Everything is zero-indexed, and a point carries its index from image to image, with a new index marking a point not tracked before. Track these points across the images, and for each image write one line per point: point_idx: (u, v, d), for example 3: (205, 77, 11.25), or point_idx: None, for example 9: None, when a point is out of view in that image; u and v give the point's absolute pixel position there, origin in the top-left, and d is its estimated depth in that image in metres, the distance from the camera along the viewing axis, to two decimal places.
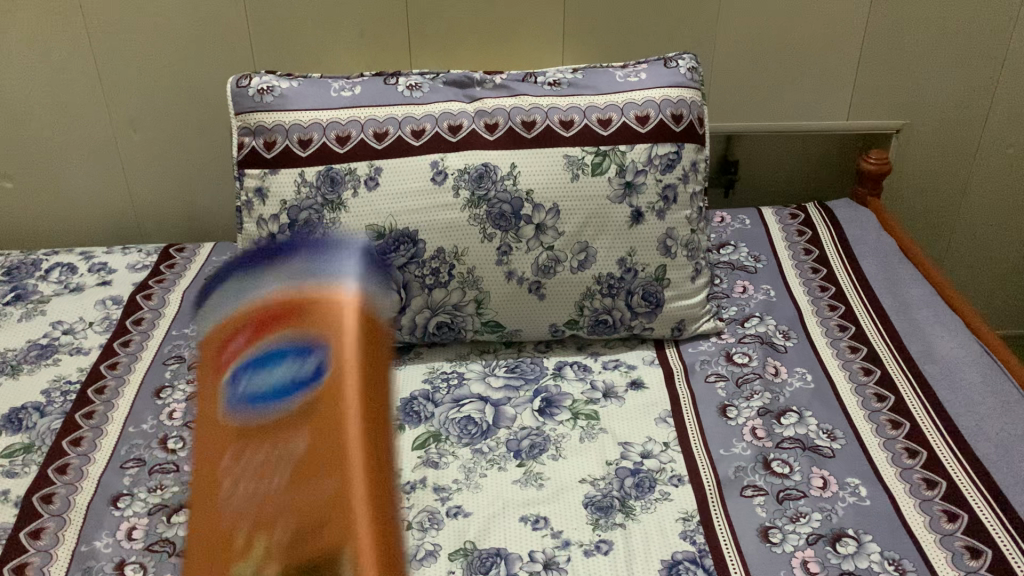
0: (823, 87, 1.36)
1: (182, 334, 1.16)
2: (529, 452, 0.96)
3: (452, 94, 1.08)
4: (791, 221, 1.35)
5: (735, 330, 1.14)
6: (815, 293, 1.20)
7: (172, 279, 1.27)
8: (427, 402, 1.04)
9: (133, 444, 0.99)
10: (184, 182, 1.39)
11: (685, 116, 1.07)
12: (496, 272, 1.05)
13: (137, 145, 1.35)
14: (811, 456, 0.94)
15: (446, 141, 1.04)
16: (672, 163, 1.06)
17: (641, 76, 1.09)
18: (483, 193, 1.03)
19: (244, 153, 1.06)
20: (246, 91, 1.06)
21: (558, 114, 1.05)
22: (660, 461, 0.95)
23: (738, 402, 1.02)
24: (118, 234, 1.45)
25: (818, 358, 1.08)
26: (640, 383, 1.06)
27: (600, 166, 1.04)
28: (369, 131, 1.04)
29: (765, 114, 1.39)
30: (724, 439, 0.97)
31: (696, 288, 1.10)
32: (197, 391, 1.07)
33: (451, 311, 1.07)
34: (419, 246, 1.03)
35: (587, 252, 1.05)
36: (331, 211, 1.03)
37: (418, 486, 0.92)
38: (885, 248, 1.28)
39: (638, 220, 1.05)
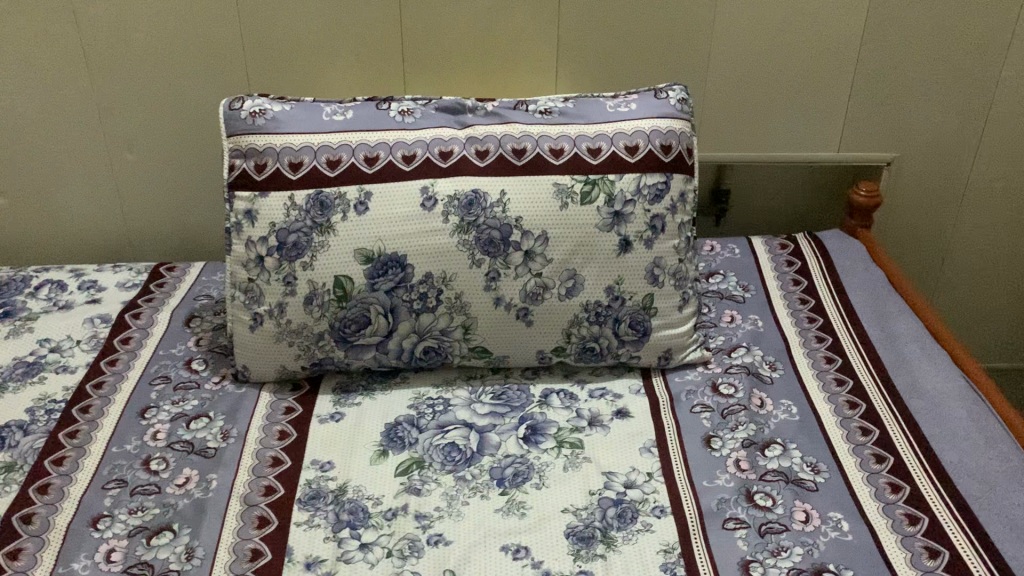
0: (815, 119, 1.37)
1: (169, 354, 1.16)
2: (512, 480, 0.96)
3: (443, 120, 1.08)
4: (780, 251, 1.35)
5: (722, 359, 1.14)
6: (803, 324, 1.20)
7: (162, 298, 1.27)
8: (411, 427, 1.04)
9: (115, 465, 0.99)
10: (177, 201, 1.40)
11: (674, 146, 1.07)
12: (483, 299, 1.05)
13: (132, 163, 1.35)
14: (794, 489, 0.94)
15: (436, 167, 1.05)
16: (661, 193, 1.06)
17: (631, 106, 1.09)
18: (472, 220, 1.04)
19: (235, 175, 1.06)
20: (239, 114, 1.06)
21: (548, 142, 1.06)
22: (643, 492, 0.94)
23: (723, 432, 1.02)
24: (110, 252, 1.45)
25: (803, 390, 1.08)
26: (625, 412, 1.05)
27: (588, 195, 1.04)
28: (360, 155, 1.05)
29: (757, 143, 1.39)
30: (708, 470, 0.97)
31: (683, 317, 1.10)
32: (182, 413, 1.07)
33: (438, 336, 1.07)
34: (407, 271, 1.04)
35: (575, 280, 1.05)
36: (321, 234, 1.04)
37: (400, 514, 0.92)
38: (873, 280, 1.28)
39: (625, 249, 1.06)
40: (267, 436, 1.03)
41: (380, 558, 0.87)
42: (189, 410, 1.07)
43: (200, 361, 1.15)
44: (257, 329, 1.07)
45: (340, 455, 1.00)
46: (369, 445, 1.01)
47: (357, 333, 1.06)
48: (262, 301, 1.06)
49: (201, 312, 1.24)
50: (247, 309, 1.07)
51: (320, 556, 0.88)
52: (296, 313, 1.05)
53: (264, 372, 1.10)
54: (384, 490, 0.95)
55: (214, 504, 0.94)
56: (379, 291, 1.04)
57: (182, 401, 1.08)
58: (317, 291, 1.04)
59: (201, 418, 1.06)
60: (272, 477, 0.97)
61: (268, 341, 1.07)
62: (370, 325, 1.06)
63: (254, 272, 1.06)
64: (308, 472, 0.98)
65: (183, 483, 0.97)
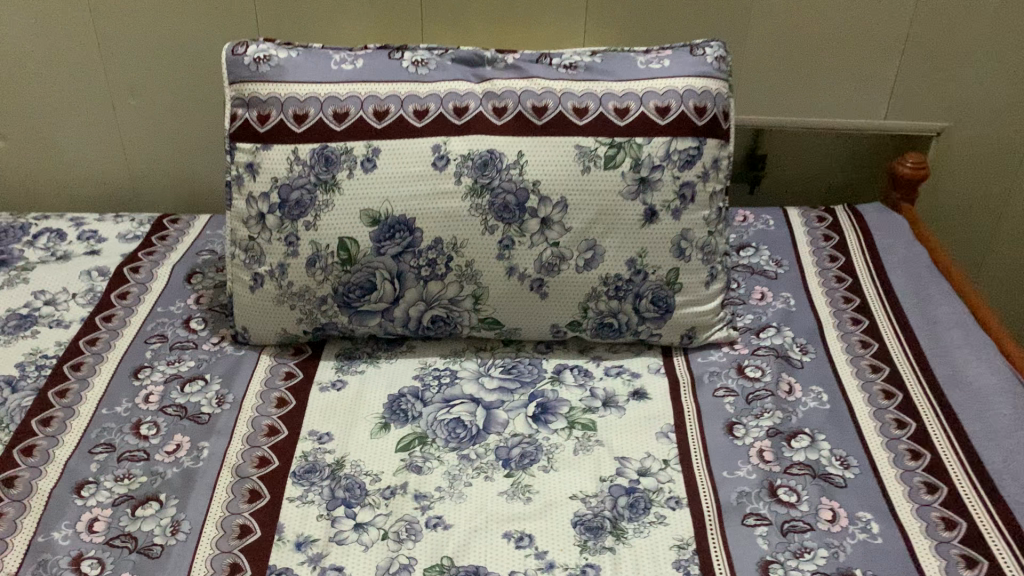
0: (862, 83, 1.28)
1: (167, 312, 1.11)
2: (518, 462, 0.90)
3: (459, 73, 1.01)
4: (817, 224, 1.27)
5: (749, 340, 1.06)
6: (838, 304, 1.12)
7: (163, 252, 1.22)
8: (415, 400, 0.98)
9: (104, 428, 0.94)
10: (183, 150, 1.33)
11: (709, 108, 0.99)
12: (496, 267, 0.99)
13: (136, 109, 1.29)
14: (821, 485, 0.88)
15: (450, 124, 0.98)
16: (692, 160, 0.98)
17: (663, 63, 1.01)
18: (487, 182, 0.97)
19: (236, 126, 0.99)
20: (241, 60, 0.99)
21: (572, 100, 0.98)
22: (657, 480, 0.88)
23: (746, 419, 0.95)
24: (114, 202, 1.40)
25: (836, 376, 1.01)
26: (642, 394, 0.99)
27: (613, 160, 0.97)
28: (369, 109, 0.98)
29: (798, 108, 1.30)
30: (729, 460, 0.90)
31: (709, 294, 1.03)
32: (177, 374, 1.02)
33: (446, 305, 1.01)
34: (415, 236, 0.98)
35: (594, 251, 0.98)
36: (325, 192, 0.97)
37: (398, 493, 0.87)
38: (915, 259, 1.20)
39: (650, 219, 0.98)
40: (264, 403, 0.98)
41: (374, 540, 0.82)
42: (185, 372, 1.02)
43: (199, 320, 1.10)
44: (257, 291, 1.01)
45: (340, 427, 0.95)
46: (370, 417, 0.96)
47: (361, 299, 1.00)
48: (263, 261, 1.00)
49: (202, 268, 1.19)
50: (246, 269, 1.01)
51: (311, 535, 0.83)
52: (297, 275, 1.00)
53: (263, 335, 1.04)
54: (384, 466, 0.90)
55: (204, 474, 0.89)
56: (386, 255, 0.98)
57: (177, 362, 1.03)
58: (321, 253, 0.98)
59: (196, 380, 1.01)
60: (267, 448, 0.92)
61: (268, 303, 1.02)
62: (376, 291, 1.00)
63: (255, 230, 1.00)
64: (304, 444, 0.93)
65: (173, 451, 0.92)
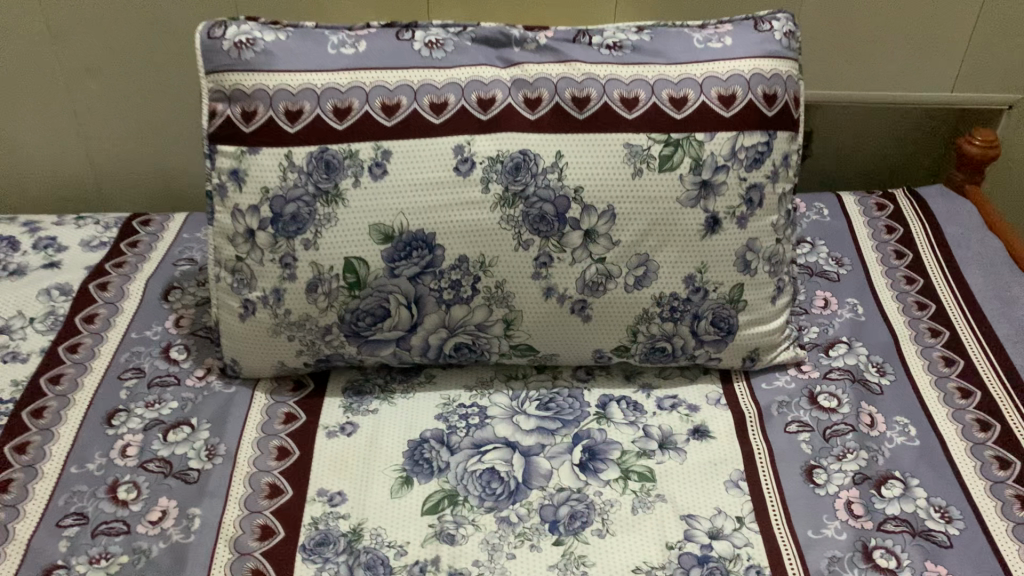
0: (929, 50, 1.13)
1: (142, 339, 0.96)
2: (567, 525, 0.77)
3: (482, 56, 0.84)
4: (878, 215, 1.13)
5: (818, 360, 0.93)
6: (911, 312, 0.99)
7: (134, 262, 1.06)
8: (440, 447, 0.84)
9: (74, 492, 0.80)
10: (152, 139, 1.16)
11: (779, 95, 0.83)
12: (531, 288, 0.84)
13: (95, 94, 1.11)
14: (923, 545, 0.75)
15: (474, 120, 0.81)
16: (761, 157, 0.83)
17: (724, 41, 0.84)
18: (520, 189, 0.81)
19: (216, 124, 0.82)
20: (220, 45, 0.81)
21: (619, 89, 0.82)
22: (732, 545, 0.75)
23: (827, 462, 0.82)
24: (75, 200, 1.22)
25: (921, 403, 0.88)
26: (703, 432, 0.86)
27: (669, 160, 0.81)
28: (376, 103, 0.81)
29: (855, 81, 1.16)
30: (813, 516, 0.77)
31: (776, 310, 0.89)
32: (158, 419, 0.87)
33: (473, 332, 0.86)
34: (436, 254, 0.82)
35: (647, 266, 0.84)
36: (326, 204, 0.81)
37: (429, 570, 0.73)
38: (991, 254, 1.06)
39: (712, 229, 0.83)
40: (263, 455, 0.83)
41: None
42: (167, 416, 0.87)
43: (180, 348, 0.95)
44: (248, 319, 0.86)
45: (354, 484, 0.81)
46: (389, 470, 0.82)
47: (372, 328, 0.85)
48: (254, 285, 0.84)
49: (181, 282, 1.03)
50: (235, 294, 0.85)
51: None
52: (296, 303, 0.84)
53: (258, 369, 0.89)
54: (409, 536, 0.76)
55: (197, 551, 0.75)
56: (401, 277, 0.82)
57: (158, 403, 0.88)
58: (323, 277, 0.83)
59: (181, 427, 0.86)
60: (269, 514, 0.78)
61: (261, 333, 0.86)
62: (389, 318, 0.84)
63: (244, 249, 0.84)
64: (314, 508, 0.79)
65: (159, 520, 0.78)
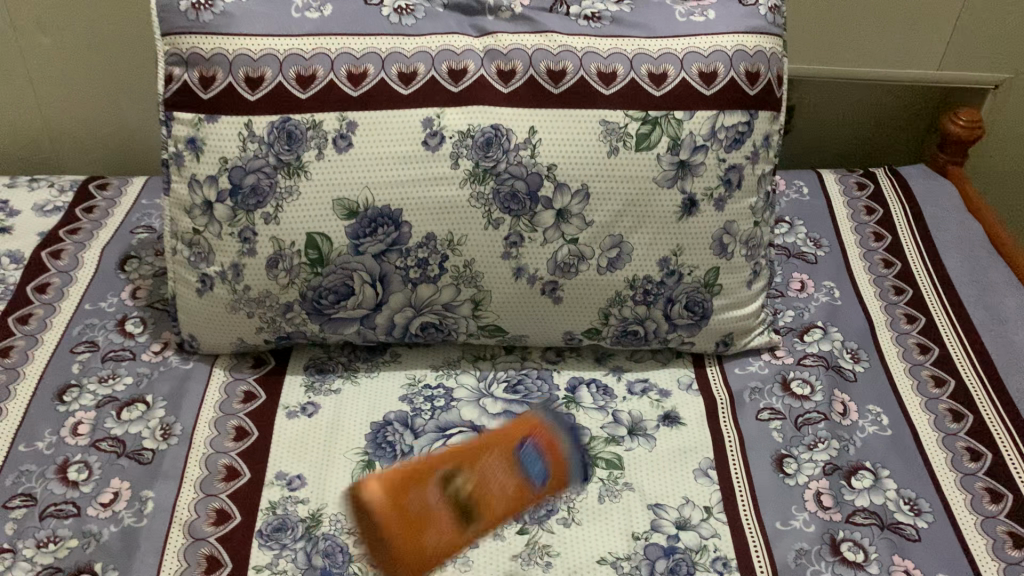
0: (916, 25, 1.10)
1: (97, 311, 0.92)
2: (533, 513, 0.75)
3: (454, 23, 0.80)
4: (857, 196, 1.11)
5: (793, 346, 0.92)
6: (888, 297, 0.97)
7: (90, 230, 1.03)
8: (404, 430, 0.82)
9: (22, 472, 0.77)
10: (110, 98, 1.11)
11: (762, 73, 0.80)
12: (500, 268, 0.81)
13: (47, 51, 1.06)
14: (891, 539, 0.74)
15: (444, 92, 0.78)
16: (741, 138, 0.80)
17: (708, 14, 0.81)
18: (491, 165, 0.78)
19: (172, 89, 0.78)
20: (176, 5, 0.77)
21: (596, 63, 0.78)
22: (699, 536, 0.74)
23: (798, 451, 0.81)
24: (29, 162, 1.18)
25: (894, 392, 0.87)
26: (674, 418, 0.84)
27: (646, 139, 0.78)
28: (342, 71, 0.77)
29: (840, 56, 1.13)
30: (782, 507, 0.76)
31: (751, 294, 0.87)
32: (111, 396, 0.84)
33: (440, 312, 0.84)
34: (402, 231, 0.79)
35: (621, 248, 0.81)
36: (288, 176, 0.78)
37: None
38: (971, 237, 1.04)
39: (689, 211, 0.81)
40: (220, 436, 0.81)
41: None
42: (121, 393, 0.84)
43: (136, 321, 0.92)
44: (206, 295, 0.82)
45: (314, 468, 0.78)
46: (350, 454, 0.80)
47: (336, 306, 0.82)
48: (212, 259, 0.81)
49: (138, 251, 1.00)
50: (192, 268, 0.82)
51: None
52: (255, 279, 0.81)
53: (217, 345, 0.86)
54: None
55: (149, 535, 0.72)
56: (366, 254, 0.79)
57: (112, 379, 0.85)
58: (284, 252, 0.79)
59: (135, 404, 0.83)
60: (225, 498, 0.75)
61: (220, 310, 0.83)
62: (353, 296, 0.81)
63: (201, 221, 0.80)
64: (271, 491, 0.76)
65: (110, 502, 0.75)
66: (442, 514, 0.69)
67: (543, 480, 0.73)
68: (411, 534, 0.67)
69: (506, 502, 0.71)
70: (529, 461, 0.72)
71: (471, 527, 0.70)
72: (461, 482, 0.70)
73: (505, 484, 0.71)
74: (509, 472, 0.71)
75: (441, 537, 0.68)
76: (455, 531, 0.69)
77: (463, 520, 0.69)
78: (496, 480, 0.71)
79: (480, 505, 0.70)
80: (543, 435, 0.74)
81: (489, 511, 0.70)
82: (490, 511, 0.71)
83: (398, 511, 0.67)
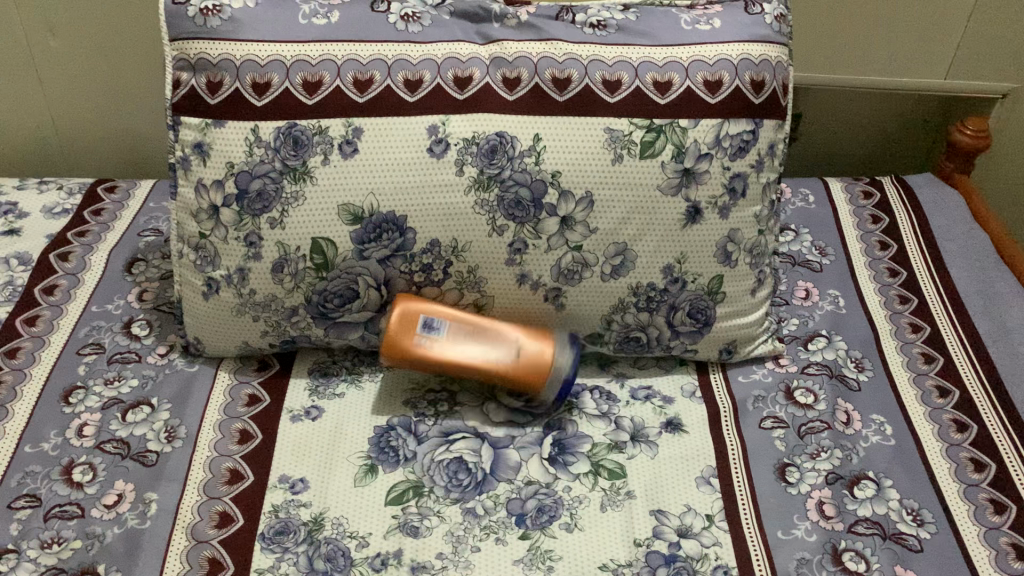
0: (923, 34, 1.10)
1: (103, 313, 0.93)
2: (534, 519, 0.75)
3: (460, 30, 0.81)
4: (863, 204, 1.11)
5: (797, 354, 0.92)
6: (893, 306, 0.97)
7: (98, 233, 1.03)
8: (407, 435, 0.83)
9: (27, 473, 0.77)
10: (119, 102, 1.12)
11: (767, 82, 0.80)
12: (504, 275, 0.81)
13: (57, 54, 1.07)
14: (893, 549, 0.73)
15: (449, 99, 0.78)
16: (746, 146, 0.81)
17: (713, 23, 0.81)
18: (496, 172, 0.78)
19: (180, 95, 0.78)
20: (184, 11, 0.77)
21: (601, 71, 0.79)
22: (701, 544, 0.74)
23: (800, 460, 0.81)
24: (39, 163, 1.19)
25: (897, 401, 0.86)
26: (676, 425, 0.84)
27: (651, 146, 0.79)
28: (348, 77, 0.78)
29: (847, 64, 1.14)
30: (784, 516, 0.76)
31: (755, 303, 0.87)
32: (117, 398, 0.84)
33: None
34: (407, 236, 0.79)
35: (625, 256, 0.81)
36: (293, 182, 0.78)
37: (391, 564, 0.72)
38: (977, 247, 1.04)
39: (693, 218, 0.81)
40: (224, 439, 0.81)
41: None
42: (126, 395, 0.85)
43: (142, 324, 0.92)
44: (211, 298, 0.83)
45: (317, 471, 0.79)
46: (353, 458, 0.80)
47: (341, 310, 0.82)
48: (217, 263, 0.81)
49: (145, 254, 1.01)
50: (198, 271, 0.83)
51: None
52: (261, 282, 0.81)
53: (222, 349, 0.87)
54: (372, 527, 0.74)
55: (152, 537, 0.73)
56: (371, 259, 0.80)
57: (118, 381, 0.86)
58: (290, 257, 0.80)
59: (140, 406, 0.84)
60: (229, 501, 0.76)
61: (225, 313, 0.83)
62: (357, 302, 0.82)
63: (207, 226, 0.80)
64: (274, 495, 0.77)
65: (114, 504, 0.75)
66: (425, 340, 0.79)
67: (518, 369, 0.80)
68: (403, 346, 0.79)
69: (478, 372, 0.80)
70: (522, 355, 0.80)
71: (436, 366, 0.80)
72: (462, 335, 0.80)
73: (490, 357, 0.80)
74: (500, 351, 0.80)
75: (410, 349, 0.79)
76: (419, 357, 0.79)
77: (435, 355, 0.79)
78: (486, 350, 0.80)
79: (457, 356, 0.79)
80: (551, 347, 0.81)
81: (459, 367, 0.79)
82: (463, 371, 0.80)
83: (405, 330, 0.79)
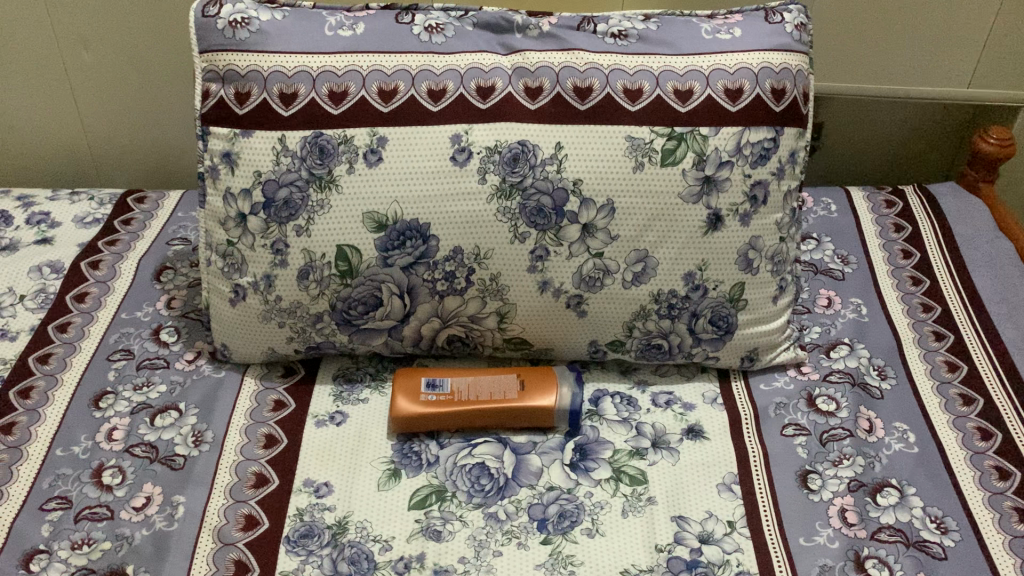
0: (944, 43, 1.10)
1: (133, 320, 0.95)
2: (556, 524, 0.76)
3: (483, 42, 0.82)
4: (885, 214, 1.11)
5: (819, 362, 0.92)
6: (916, 314, 0.97)
7: (128, 242, 1.06)
8: (430, 440, 0.84)
9: (59, 475, 0.79)
10: (149, 114, 1.14)
11: (788, 90, 0.81)
12: (527, 282, 0.82)
13: (90, 66, 1.09)
14: (916, 557, 0.73)
15: (472, 108, 0.79)
16: (767, 154, 0.81)
17: (733, 32, 0.82)
18: (518, 180, 0.79)
19: (209, 105, 0.80)
20: (214, 23, 0.79)
21: (622, 79, 0.80)
22: (722, 551, 0.74)
23: (823, 467, 0.81)
24: (71, 174, 1.22)
25: (921, 409, 0.86)
26: (697, 432, 0.84)
27: (672, 154, 0.79)
28: (373, 87, 0.79)
29: (869, 74, 1.14)
30: (806, 523, 0.76)
31: (776, 310, 0.87)
32: (146, 403, 0.86)
33: (466, 324, 0.85)
34: (430, 244, 0.80)
35: (646, 263, 0.82)
36: (319, 190, 0.79)
37: (414, 567, 0.72)
38: (1001, 256, 1.04)
39: (714, 226, 0.81)
40: (250, 443, 0.82)
41: None
42: (155, 400, 0.86)
43: (170, 330, 0.94)
44: (238, 304, 0.84)
45: (340, 475, 0.80)
46: (377, 463, 0.81)
47: (365, 317, 0.83)
48: (244, 270, 0.83)
49: (173, 262, 1.03)
50: (225, 278, 0.84)
51: None
52: (287, 289, 0.82)
53: (248, 355, 0.88)
54: (395, 530, 0.75)
55: (180, 539, 0.74)
56: (394, 267, 0.81)
57: (147, 387, 0.87)
58: (315, 264, 0.81)
59: (168, 411, 0.85)
60: (255, 504, 0.77)
61: (252, 319, 0.85)
62: (381, 307, 0.83)
63: (235, 233, 0.82)
64: (300, 498, 0.78)
65: (143, 506, 0.76)
66: (431, 401, 0.83)
67: (528, 398, 0.82)
68: (411, 389, 0.84)
69: (493, 413, 0.83)
70: (525, 388, 0.83)
71: (455, 417, 0.83)
72: (463, 379, 0.85)
73: (496, 395, 0.83)
74: (503, 389, 0.83)
75: (420, 406, 0.82)
76: (433, 414, 0.82)
77: (447, 407, 0.82)
78: (489, 390, 0.83)
79: (465, 400, 0.83)
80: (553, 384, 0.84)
81: (472, 406, 0.82)
82: (479, 419, 0.83)
83: (411, 382, 0.84)
